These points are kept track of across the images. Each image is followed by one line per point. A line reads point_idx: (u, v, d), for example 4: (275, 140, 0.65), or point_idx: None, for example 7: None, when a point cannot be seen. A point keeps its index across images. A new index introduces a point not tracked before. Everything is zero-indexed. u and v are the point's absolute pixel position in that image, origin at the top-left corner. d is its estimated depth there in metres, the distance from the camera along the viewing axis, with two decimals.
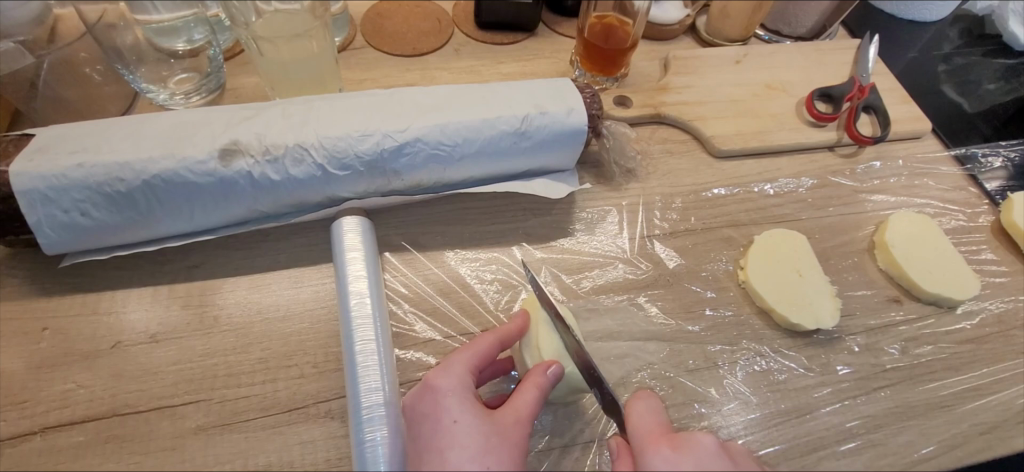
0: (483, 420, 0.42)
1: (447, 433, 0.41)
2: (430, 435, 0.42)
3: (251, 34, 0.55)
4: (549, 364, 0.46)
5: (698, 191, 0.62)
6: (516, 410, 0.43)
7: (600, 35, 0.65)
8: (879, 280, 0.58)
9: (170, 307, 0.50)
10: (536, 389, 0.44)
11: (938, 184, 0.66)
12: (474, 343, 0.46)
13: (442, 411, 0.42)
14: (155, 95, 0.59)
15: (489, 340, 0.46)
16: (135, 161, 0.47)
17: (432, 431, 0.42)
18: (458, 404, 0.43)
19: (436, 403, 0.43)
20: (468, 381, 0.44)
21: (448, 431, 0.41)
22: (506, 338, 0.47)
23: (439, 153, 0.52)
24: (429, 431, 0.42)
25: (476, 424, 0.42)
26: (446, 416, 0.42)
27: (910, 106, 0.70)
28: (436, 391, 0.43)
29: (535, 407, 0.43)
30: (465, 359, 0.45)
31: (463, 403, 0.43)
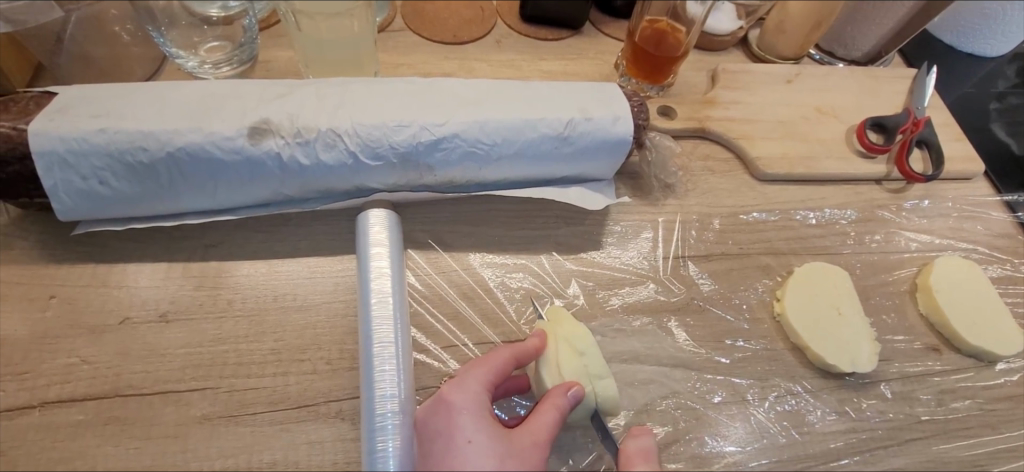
0: (499, 441, 0.40)
1: (460, 453, 0.39)
2: (440, 453, 0.40)
3: (291, 9, 0.52)
4: (571, 384, 0.43)
5: (738, 213, 0.60)
6: (534, 432, 0.41)
7: (651, 40, 0.63)
8: (919, 326, 0.56)
9: (182, 286, 0.48)
10: (556, 410, 0.42)
11: (987, 229, 0.63)
12: (490, 358, 0.44)
13: (454, 429, 0.40)
14: (184, 61, 0.57)
15: (505, 355, 0.44)
16: (160, 132, 0.44)
17: (443, 450, 0.40)
18: (473, 423, 0.40)
19: (448, 420, 0.41)
20: (482, 398, 0.42)
21: (461, 451, 0.39)
22: (521, 355, 0.45)
23: (476, 151, 0.50)
24: (440, 450, 0.40)
25: (491, 445, 0.39)
26: (460, 434, 0.40)
27: (964, 145, 0.67)
28: (448, 407, 0.41)
29: (554, 429, 0.41)
30: (481, 376, 0.43)
31: (478, 422, 0.40)
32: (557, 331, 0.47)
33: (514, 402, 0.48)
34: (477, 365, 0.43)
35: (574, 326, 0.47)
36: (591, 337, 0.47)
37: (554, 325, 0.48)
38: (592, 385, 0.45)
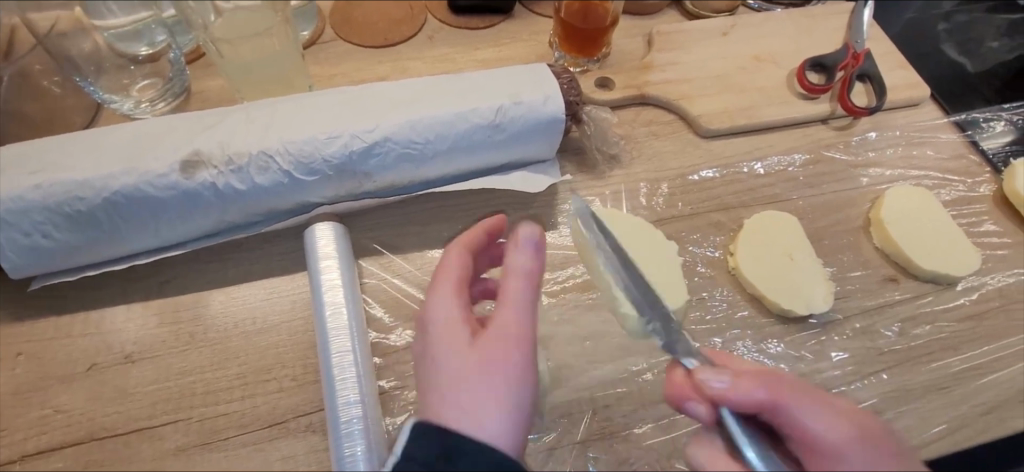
0: (473, 346, 0.35)
1: (439, 372, 0.35)
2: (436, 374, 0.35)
3: (209, 37, 0.53)
4: (518, 230, 0.38)
5: (685, 174, 0.60)
6: (504, 317, 0.36)
7: (579, 14, 0.63)
8: (876, 259, 0.56)
9: (144, 325, 0.49)
10: (519, 278, 0.37)
11: (937, 153, 0.63)
12: (454, 267, 0.39)
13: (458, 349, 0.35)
14: (119, 105, 0.57)
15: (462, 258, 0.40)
16: (94, 179, 0.45)
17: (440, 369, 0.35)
18: (446, 340, 0.36)
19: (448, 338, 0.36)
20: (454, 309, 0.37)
21: (441, 373, 0.35)
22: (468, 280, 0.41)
23: (410, 151, 0.50)
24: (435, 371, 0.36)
25: (468, 354, 0.35)
26: (436, 357, 0.36)
27: (907, 72, 0.66)
28: (447, 325, 0.37)
29: (524, 314, 0.36)
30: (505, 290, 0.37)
31: (451, 335, 0.36)
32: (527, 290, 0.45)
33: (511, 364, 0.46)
34: (512, 275, 0.37)
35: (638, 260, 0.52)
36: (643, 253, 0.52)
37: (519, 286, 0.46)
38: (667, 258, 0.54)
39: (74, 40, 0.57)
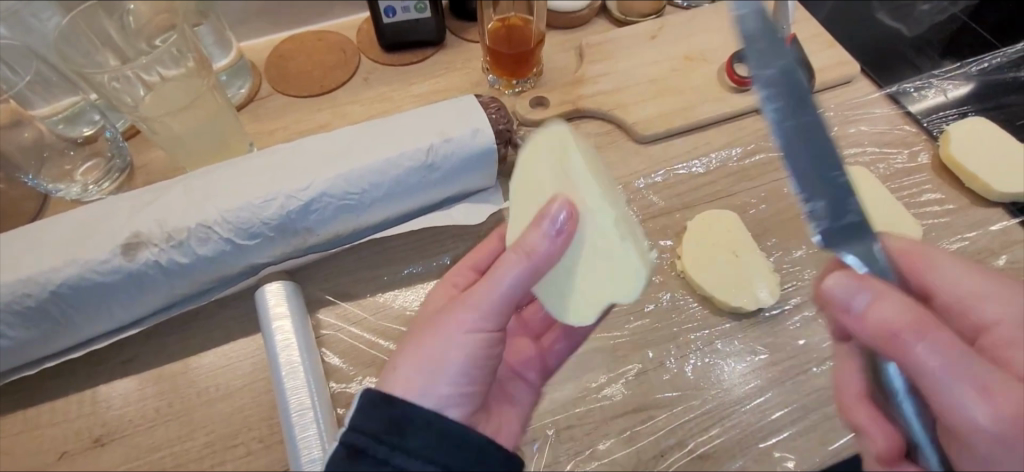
0: (464, 323, 0.39)
1: (429, 346, 0.39)
2: (411, 343, 0.40)
3: (140, 116, 0.54)
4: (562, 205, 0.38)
5: (628, 182, 0.61)
6: (494, 289, 0.38)
7: (503, 40, 0.64)
8: (822, 243, 0.57)
9: (110, 407, 0.50)
10: (519, 263, 0.37)
11: (872, 128, 0.64)
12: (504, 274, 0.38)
13: (444, 329, 0.39)
14: (67, 192, 0.59)
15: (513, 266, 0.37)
16: (39, 274, 0.46)
17: (417, 340, 0.40)
18: (458, 331, 0.39)
19: (445, 319, 0.40)
20: (482, 312, 0.39)
21: (436, 348, 0.39)
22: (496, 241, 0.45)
23: (348, 202, 0.51)
24: (412, 341, 0.40)
25: (461, 340, 0.39)
26: (439, 333, 0.39)
27: (836, 51, 0.67)
28: (458, 305, 0.39)
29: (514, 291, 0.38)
30: (499, 280, 0.38)
31: (461, 326, 0.39)
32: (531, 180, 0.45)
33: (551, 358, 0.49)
34: (514, 260, 0.37)
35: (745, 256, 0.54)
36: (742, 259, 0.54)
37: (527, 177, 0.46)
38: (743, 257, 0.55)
39: (15, 131, 0.57)
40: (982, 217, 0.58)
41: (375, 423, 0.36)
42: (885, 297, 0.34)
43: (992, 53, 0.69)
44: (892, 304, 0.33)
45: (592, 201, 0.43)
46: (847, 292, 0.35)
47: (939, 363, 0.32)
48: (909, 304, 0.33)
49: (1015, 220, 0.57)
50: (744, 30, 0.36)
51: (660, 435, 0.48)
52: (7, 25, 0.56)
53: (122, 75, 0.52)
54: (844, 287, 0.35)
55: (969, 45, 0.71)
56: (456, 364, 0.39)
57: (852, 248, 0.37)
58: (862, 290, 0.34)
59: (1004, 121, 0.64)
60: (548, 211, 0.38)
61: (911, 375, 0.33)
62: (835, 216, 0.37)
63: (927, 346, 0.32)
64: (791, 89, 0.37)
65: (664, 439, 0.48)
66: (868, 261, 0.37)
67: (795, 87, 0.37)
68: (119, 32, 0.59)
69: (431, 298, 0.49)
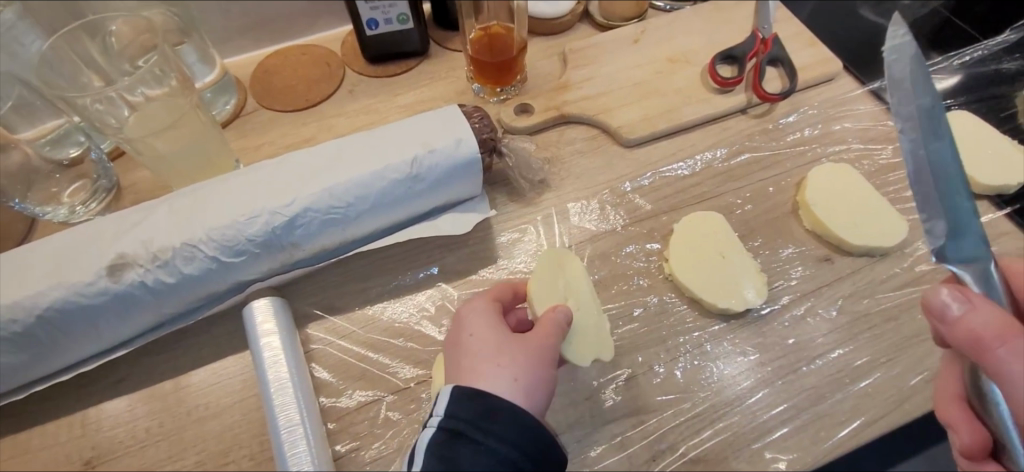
0: (522, 348, 0.43)
1: (492, 357, 0.43)
2: (477, 348, 0.44)
3: (124, 137, 0.55)
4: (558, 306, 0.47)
5: (614, 186, 0.61)
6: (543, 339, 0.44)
7: (486, 48, 0.64)
8: (809, 241, 0.57)
9: (100, 429, 0.50)
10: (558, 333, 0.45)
11: (856, 124, 0.64)
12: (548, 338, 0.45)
13: (510, 352, 0.43)
14: (54, 214, 0.58)
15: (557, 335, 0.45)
16: (24, 298, 0.46)
17: (483, 348, 0.44)
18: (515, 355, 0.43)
19: (513, 343, 0.44)
20: (538, 346, 0.44)
21: (494, 362, 0.43)
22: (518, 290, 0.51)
23: (333, 216, 0.51)
24: (478, 346, 0.44)
25: (517, 359, 0.43)
26: (497, 350, 0.43)
27: (818, 49, 0.67)
28: (517, 341, 0.44)
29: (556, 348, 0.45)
30: (551, 341, 0.44)
31: (519, 351, 0.43)
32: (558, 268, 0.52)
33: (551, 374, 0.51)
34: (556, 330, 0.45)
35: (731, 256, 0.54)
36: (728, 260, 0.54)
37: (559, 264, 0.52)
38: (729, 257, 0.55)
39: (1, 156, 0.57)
40: None
41: (466, 410, 0.40)
42: (983, 305, 0.36)
43: (974, 45, 0.69)
44: (989, 314, 0.36)
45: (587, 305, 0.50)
46: (945, 301, 0.37)
47: (1020, 369, 0.35)
48: (1004, 316, 0.36)
49: (999, 212, 0.57)
50: (895, 75, 0.40)
51: (651, 440, 0.48)
52: None
53: (105, 96, 0.52)
54: (953, 298, 0.37)
55: (951, 38, 0.71)
56: (513, 378, 0.42)
57: (968, 266, 0.39)
58: (966, 300, 0.37)
59: (986, 113, 0.64)
60: (554, 309, 0.47)
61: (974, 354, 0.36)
62: (959, 232, 0.38)
63: (1008, 353, 0.35)
64: (932, 121, 0.39)
65: (656, 443, 0.48)
66: (983, 281, 0.39)
67: (937, 120, 0.40)
68: (102, 55, 0.60)
69: (476, 302, 0.47)
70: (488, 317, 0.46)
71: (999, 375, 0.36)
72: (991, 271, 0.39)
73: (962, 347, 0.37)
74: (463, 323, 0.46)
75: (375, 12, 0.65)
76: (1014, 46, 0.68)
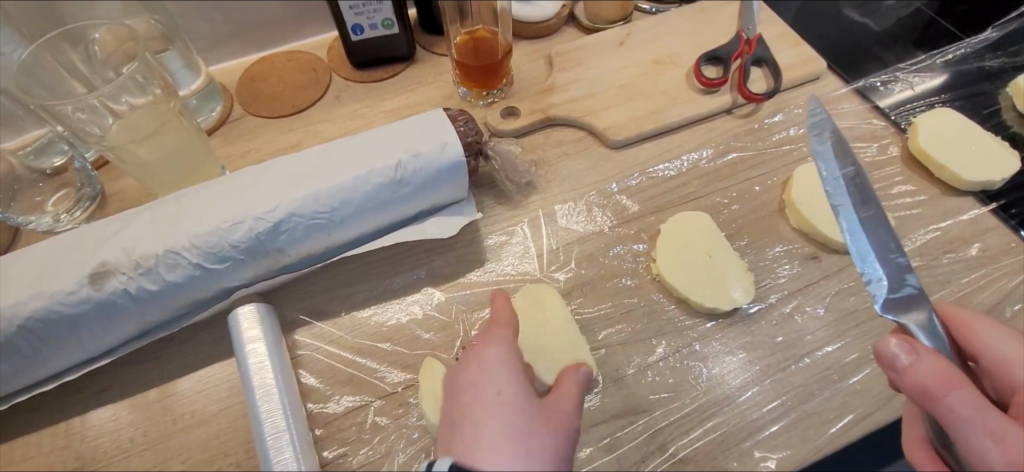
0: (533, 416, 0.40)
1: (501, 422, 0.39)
2: (498, 411, 0.39)
3: (107, 145, 0.54)
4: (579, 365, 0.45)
5: (602, 188, 0.61)
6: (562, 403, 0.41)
7: (471, 52, 0.64)
8: (795, 239, 0.57)
9: (85, 438, 0.50)
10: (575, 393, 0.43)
11: (841, 123, 0.64)
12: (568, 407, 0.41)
13: (535, 418, 0.40)
14: (37, 224, 0.58)
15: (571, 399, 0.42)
16: (4, 308, 0.46)
17: (503, 411, 0.39)
18: (524, 423, 0.39)
19: (526, 410, 0.40)
20: (557, 414, 0.40)
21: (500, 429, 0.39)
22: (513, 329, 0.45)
23: (317, 222, 0.51)
24: (498, 408, 0.39)
25: (526, 427, 0.39)
26: (501, 413, 0.39)
27: (801, 49, 0.68)
28: (541, 406, 0.41)
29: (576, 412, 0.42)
30: (575, 405, 0.42)
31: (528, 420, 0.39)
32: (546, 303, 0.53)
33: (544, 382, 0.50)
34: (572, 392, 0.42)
35: (718, 258, 0.54)
36: (715, 261, 0.54)
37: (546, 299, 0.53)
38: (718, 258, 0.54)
39: None
40: (953, 207, 0.58)
41: None
42: (928, 355, 0.37)
43: (956, 44, 0.69)
44: (933, 363, 0.37)
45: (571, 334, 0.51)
46: (895, 352, 0.37)
47: (968, 412, 0.36)
48: (945, 365, 0.37)
49: (985, 208, 0.58)
50: (818, 149, 0.44)
51: (641, 440, 0.48)
52: None
53: (87, 105, 0.52)
54: (900, 349, 0.37)
55: (934, 37, 0.72)
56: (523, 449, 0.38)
57: (912, 317, 0.41)
58: (911, 350, 0.37)
59: (970, 110, 0.65)
60: (577, 369, 0.44)
61: (922, 403, 0.37)
62: (894, 287, 0.42)
63: (954, 400, 0.36)
64: (859, 188, 0.44)
65: (645, 444, 0.48)
66: (928, 331, 0.41)
67: (862, 188, 0.44)
68: (85, 64, 0.59)
69: (484, 355, 0.42)
70: (512, 371, 0.42)
71: (946, 420, 0.37)
72: (933, 320, 0.42)
73: (911, 395, 0.38)
74: (482, 376, 0.41)
75: (359, 18, 0.65)
76: (995, 44, 0.69)
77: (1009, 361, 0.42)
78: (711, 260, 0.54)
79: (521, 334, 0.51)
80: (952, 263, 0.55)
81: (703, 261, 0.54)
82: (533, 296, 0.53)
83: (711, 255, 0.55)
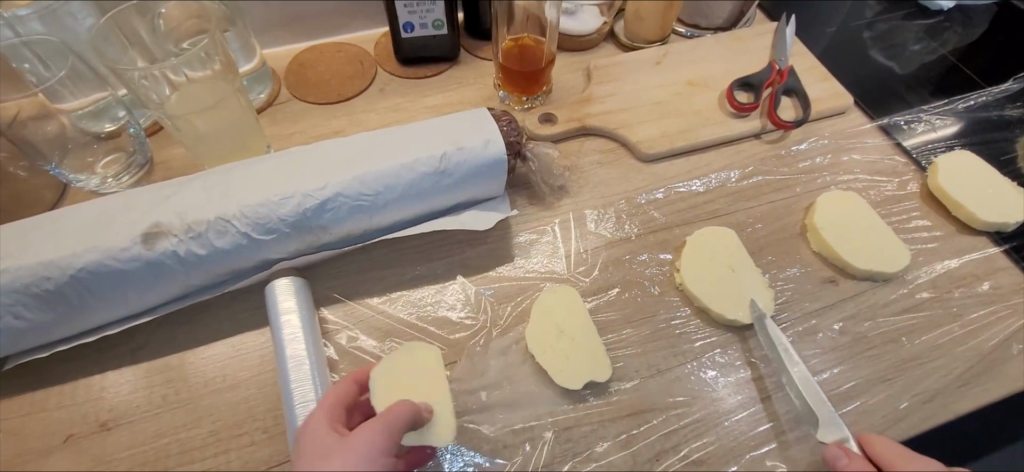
0: (324, 445, 0.41)
1: (293, 457, 0.42)
2: (308, 426, 0.43)
3: (165, 112, 0.56)
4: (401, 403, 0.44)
5: (630, 198, 0.63)
6: (360, 432, 0.42)
7: (516, 58, 0.67)
8: (815, 263, 0.59)
9: (120, 391, 0.51)
10: (382, 423, 0.42)
11: (864, 157, 0.67)
12: (367, 436, 0.41)
13: (330, 451, 0.41)
14: (86, 183, 0.60)
15: (373, 429, 0.42)
16: (60, 258, 0.47)
17: (309, 425, 0.43)
18: (313, 446, 0.42)
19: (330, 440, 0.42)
20: (351, 442, 0.41)
21: (295, 460, 0.41)
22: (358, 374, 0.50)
23: (362, 203, 0.53)
24: (307, 423, 0.43)
25: (315, 450, 0.41)
26: (297, 447, 0.42)
27: (830, 83, 0.71)
28: (336, 444, 0.41)
29: (379, 440, 0.41)
30: (379, 439, 0.41)
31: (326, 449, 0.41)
32: (570, 302, 0.55)
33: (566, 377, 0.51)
34: (375, 420, 0.42)
35: (740, 270, 0.57)
36: (733, 274, 0.56)
37: (571, 299, 0.55)
38: (739, 272, 0.57)
39: (39, 124, 0.59)
40: (967, 244, 0.60)
41: None
42: (858, 456, 0.46)
43: (978, 92, 0.72)
44: (862, 462, 0.45)
45: (588, 334, 0.53)
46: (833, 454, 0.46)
47: None
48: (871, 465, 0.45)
49: (997, 248, 0.60)
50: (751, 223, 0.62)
51: (654, 440, 0.50)
52: (44, 21, 0.58)
53: (151, 75, 0.54)
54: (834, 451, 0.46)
55: (957, 83, 0.75)
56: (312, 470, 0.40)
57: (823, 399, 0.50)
58: (843, 453, 0.46)
59: (987, 156, 0.67)
60: (397, 406, 0.44)
61: None
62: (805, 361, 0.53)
63: None
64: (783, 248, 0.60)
65: (658, 444, 0.49)
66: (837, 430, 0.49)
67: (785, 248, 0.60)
68: (149, 33, 0.62)
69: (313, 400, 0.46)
70: (318, 407, 0.44)
71: None
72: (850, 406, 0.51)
73: None
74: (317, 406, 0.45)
75: (412, 16, 0.67)
76: (1014, 95, 0.72)
77: (892, 462, 0.45)
78: (730, 272, 0.56)
79: (533, 324, 0.54)
80: (963, 297, 0.57)
81: (723, 272, 0.57)
82: (558, 293, 0.55)
83: (733, 268, 0.57)
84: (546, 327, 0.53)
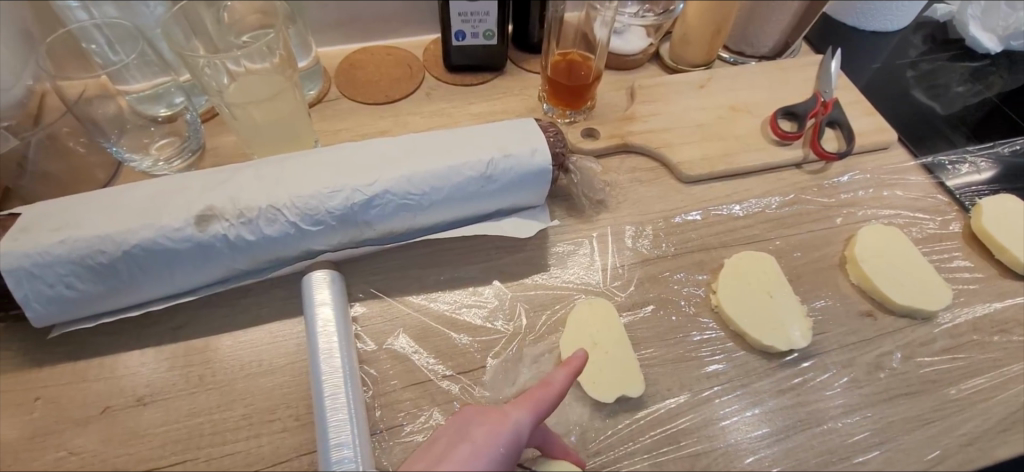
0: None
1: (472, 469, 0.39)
2: (493, 458, 0.40)
3: (223, 100, 0.58)
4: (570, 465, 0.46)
5: (668, 217, 0.64)
6: None
7: (564, 72, 0.68)
8: (853, 295, 0.59)
9: (158, 368, 0.52)
10: None
11: (906, 193, 0.67)
12: None
13: None
14: (138, 164, 0.61)
15: None
16: (115, 233, 0.49)
17: (489, 461, 0.39)
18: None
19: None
20: None
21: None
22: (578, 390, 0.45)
23: (408, 202, 0.54)
24: (495, 457, 0.40)
25: None
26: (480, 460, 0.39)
27: (874, 118, 0.71)
28: None
29: None
30: None
31: None
32: (603, 313, 0.55)
33: (597, 387, 0.51)
34: None
35: (776, 293, 0.57)
36: (769, 297, 0.56)
37: (603, 310, 0.55)
38: (774, 295, 0.57)
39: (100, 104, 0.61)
40: (1009, 289, 0.60)
41: None
42: None
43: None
44: None
45: (619, 346, 0.53)
46: None
47: None
48: None
49: None
50: (790, 251, 0.62)
51: (686, 459, 0.49)
52: (118, 7, 0.61)
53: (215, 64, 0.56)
54: None
55: (1002, 127, 0.75)
56: None
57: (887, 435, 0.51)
58: None
59: None
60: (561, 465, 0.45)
61: None
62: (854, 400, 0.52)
63: None
64: (822, 278, 0.60)
65: (690, 464, 0.49)
66: None
67: (823, 277, 0.60)
68: (215, 25, 0.64)
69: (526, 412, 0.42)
70: (502, 433, 0.40)
71: None
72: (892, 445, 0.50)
73: None
74: (503, 437, 0.40)
75: (464, 25, 0.69)
76: None
77: None
78: (766, 295, 0.56)
79: (567, 335, 0.54)
80: (1004, 342, 0.56)
81: (758, 294, 0.57)
82: (592, 305, 0.56)
83: (769, 292, 0.57)
84: (581, 339, 0.53)
